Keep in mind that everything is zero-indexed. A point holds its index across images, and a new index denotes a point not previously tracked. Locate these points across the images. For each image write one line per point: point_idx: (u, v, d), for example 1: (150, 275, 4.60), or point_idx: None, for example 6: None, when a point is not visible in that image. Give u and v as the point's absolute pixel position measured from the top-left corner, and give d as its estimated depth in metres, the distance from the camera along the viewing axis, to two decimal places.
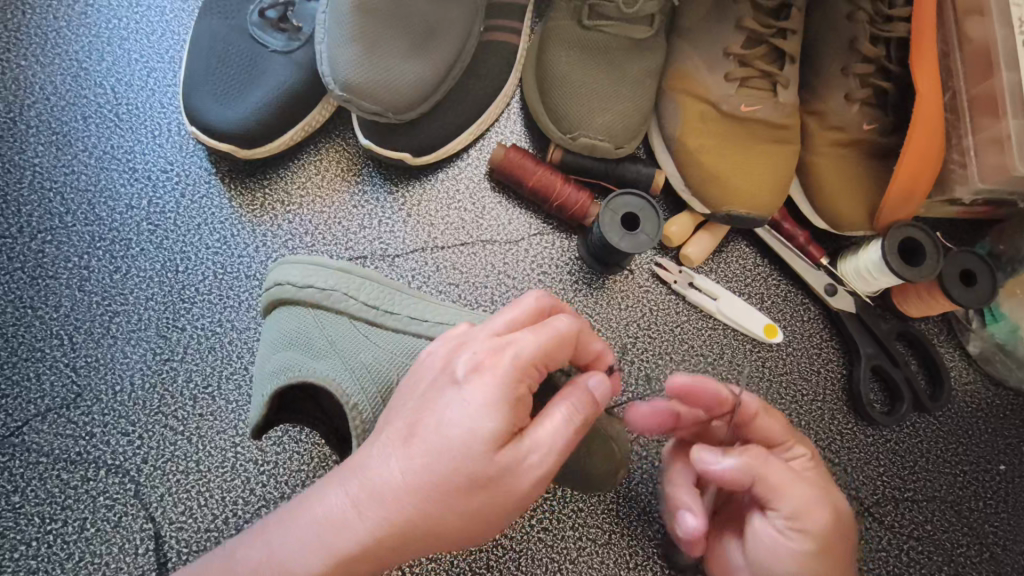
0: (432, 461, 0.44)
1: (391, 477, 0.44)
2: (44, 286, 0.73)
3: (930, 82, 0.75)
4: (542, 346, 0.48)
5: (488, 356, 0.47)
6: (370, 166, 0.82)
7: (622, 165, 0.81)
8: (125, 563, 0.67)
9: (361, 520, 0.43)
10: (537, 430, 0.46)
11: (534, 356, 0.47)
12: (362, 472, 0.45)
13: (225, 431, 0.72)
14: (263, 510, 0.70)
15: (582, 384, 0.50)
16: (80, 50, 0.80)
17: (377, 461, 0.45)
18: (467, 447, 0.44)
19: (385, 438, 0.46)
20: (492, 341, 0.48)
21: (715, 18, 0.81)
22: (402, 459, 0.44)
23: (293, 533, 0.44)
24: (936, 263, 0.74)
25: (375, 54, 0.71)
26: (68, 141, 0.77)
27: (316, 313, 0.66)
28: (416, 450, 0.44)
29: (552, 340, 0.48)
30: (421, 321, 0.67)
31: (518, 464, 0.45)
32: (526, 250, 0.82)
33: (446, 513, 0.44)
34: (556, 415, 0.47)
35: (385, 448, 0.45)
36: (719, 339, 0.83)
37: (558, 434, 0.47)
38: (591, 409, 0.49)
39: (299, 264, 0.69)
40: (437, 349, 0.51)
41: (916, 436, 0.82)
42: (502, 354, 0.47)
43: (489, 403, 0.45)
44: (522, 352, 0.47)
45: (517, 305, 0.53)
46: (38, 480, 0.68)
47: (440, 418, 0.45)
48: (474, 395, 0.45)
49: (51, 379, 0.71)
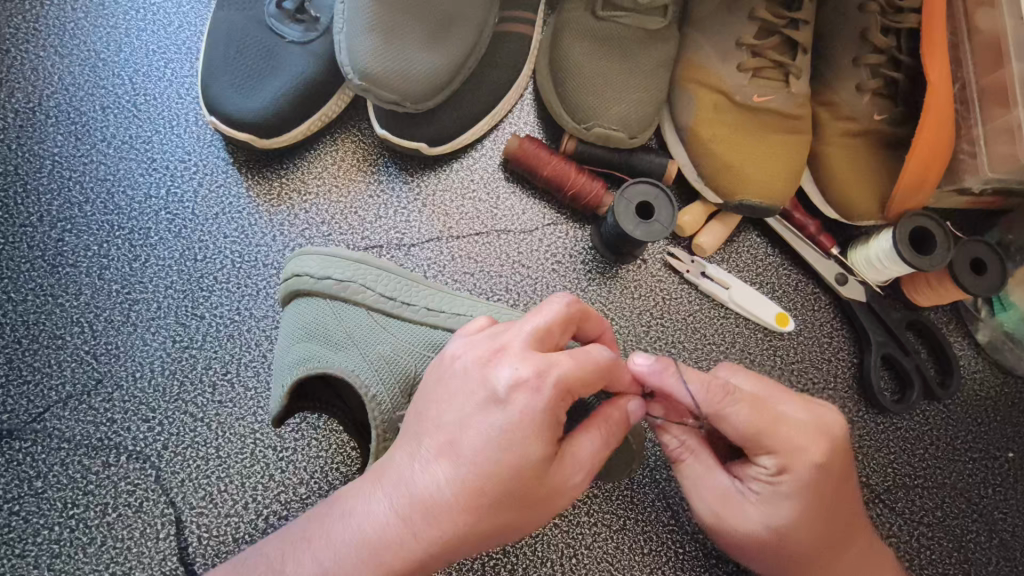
0: (482, 479, 0.46)
1: (442, 494, 0.46)
2: (64, 274, 0.74)
3: (942, 71, 0.76)
4: (582, 365, 0.50)
5: (532, 372, 0.48)
6: (385, 156, 0.82)
7: (634, 155, 0.82)
8: (146, 548, 0.68)
9: (411, 534, 0.45)
10: (576, 450, 0.50)
11: (576, 375, 0.49)
12: (407, 486, 0.47)
13: (244, 417, 0.72)
14: (281, 496, 0.70)
15: (621, 408, 0.54)
16: (98, 41, 0.80)
17: (422, 474, 0.47)
18: (517, 468, 0.46)
19: (429, 451, 0.48)
20: (534, 355, 0.49)
21: (727, 9, 0.82)
22: (449, 474, 0.46)
23: (340, 544, 0.46)
24: (947, 251, 0.75)
25: (393, 43, 0.72)
26: (86, 131, 0.78)
27: (334, 305, 0.66)
28: (465, 468, 0.46)
29: (590, 363, 0.50)
30: (438, 312, 0.68)
31: (563, 481, 0.49)
32: (540, 239, 0.82)
33: (493, 524, 0.47)
34: (595, 434, 0.51)
35: (431, 463, 0.47)
36: (730, 328, 0.83)
37: (597, 454, 0.51)
38: (622, 431, 0.53)
39: (317, 255, 0.69)
40: (467, 355, 0.51)
41: (926, 423, 0.83)
42: (548, 372, 0.48)
43: (535, 425, 0.47)
44: (563, 374, 0.49)
45: (547, 311, 0.53)
46: (60, 466, 0.69)
47: (487, 437, 0.47)
48: (521, 415, 0.47)
49: (72, 366, 0.72)
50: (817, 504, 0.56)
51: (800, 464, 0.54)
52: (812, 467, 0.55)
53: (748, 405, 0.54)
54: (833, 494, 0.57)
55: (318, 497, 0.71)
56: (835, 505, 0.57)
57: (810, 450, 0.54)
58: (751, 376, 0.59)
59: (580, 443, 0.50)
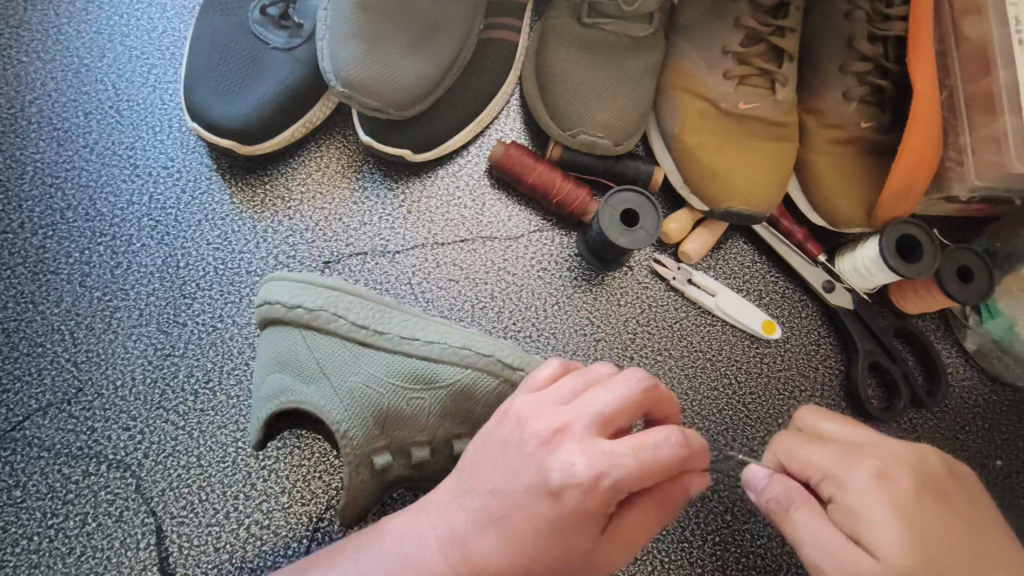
0: (530, 554, 0.47)
1: (488, 561, 0.48)
2: (46, 281, 0.74)
3: (927, 80, 0.75)
4: (641, 470, 0.45)
5: (587, 472, 0.45)
6: (370, 162, 0.82)
7: (621, 161, 0.82)
8: (126, 558, 0.67)
9: None
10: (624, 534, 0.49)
11: (631, 487, 0.46)
12: (461, 544, 0.49)
13: (226, 425, 0.72)
14: (263, 504, 0.70)
15: (683, 489, 0.50)
16: (81, 47, 0.80)
17: (474, 538, 0.48)
18: (559, 553, 0.47)
19: (481, 517, 0.49)
20: (594, 449, 0.46)
21: (714, 16, 0.82)
22: (498, 543, 0.48)
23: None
24: (934, 259, 0.75)
25: (376, 50, 0.72)
26: (69, 137, 0.78)
27: (306, 335, 0.65)
28: (512, 543, 0.47)
29: (654, 466, 0.45)
30: (412, 340, 0.65)
31: (610, 559, 0.49)
32: (526, 246, 0.82)
33: None
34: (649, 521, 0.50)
35: (482, 529, 0.48)
36: (717, 335, 0.83)
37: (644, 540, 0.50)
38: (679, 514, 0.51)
39: (285, 281, 0.67)
40: (531, 422, 0.49)
41: (913, 431, 0.83)
42: (603, 477, 0.45)
43: (584, 522, 0.46)
44: (623, 480, 0.45)
45: (618, 397, 0.48)
46: (39, 475, 0.69)
47: (536, 522, 0.47)
48: (572, 516, 0.46)
49: (53, 374, 0.72)
50: (926, 524, 0.46)
51: (878, 471, 0.48)
52: (898, 480, 0.48)
53: (819, 440, 0.52)
54: (945, 513, 0.47)
55: (300, 506, 0.71)
56: (956, 535, 0.46)
57: (891, 462, 0.49)
58: (839, 420, 0.54)
59: (630, 525, 0.49)
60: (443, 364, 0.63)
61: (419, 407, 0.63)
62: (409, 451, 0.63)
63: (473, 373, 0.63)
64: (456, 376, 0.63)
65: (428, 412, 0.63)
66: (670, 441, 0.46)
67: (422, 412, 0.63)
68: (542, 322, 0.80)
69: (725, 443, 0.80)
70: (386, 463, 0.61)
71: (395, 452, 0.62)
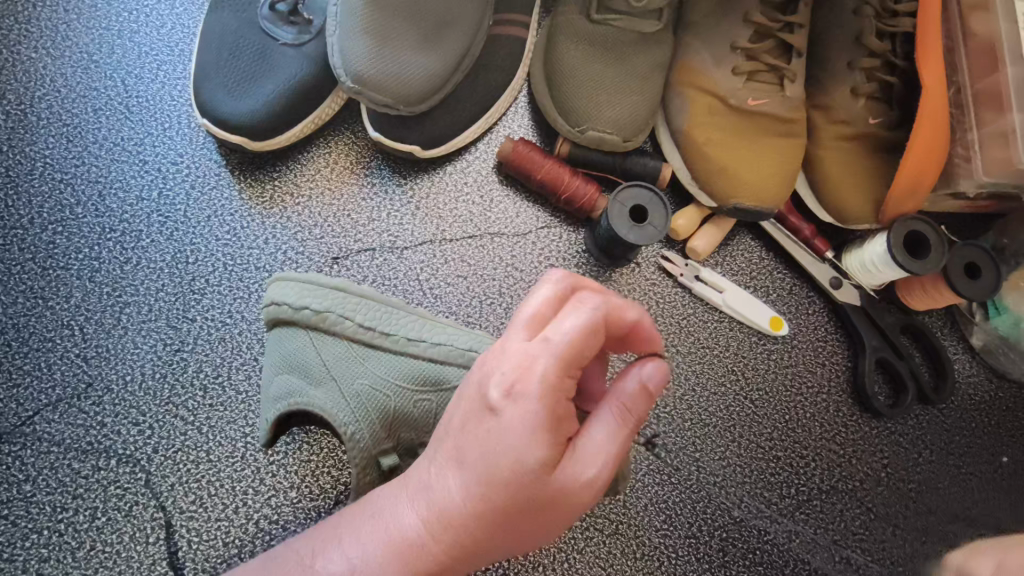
0: (489, 483, 0.44)
1: (453, 499, 0.45)
2: (55, 277, 0.74)
3: (935, 77, 0.76)
4: (564, 358, 0.45)
5: (515, 376, 0.45)
6: (378, 158, 0.82)
7: (629, 158, 0.82)
8: (137, 552, 0.68)
9: (435, 539, 0.45)
10: (588, 436, 0.46)
11: (559, 377, 0.45)
12: (428, 490, 0.47)
13: (235, 421, 0.72)
14: (272, 500, 0.70)
15: (636, 379, 0.47)
16: (90, 43, 0.80)
17: (437, 478, 0.47)
18: (515, 475, 0.44)
19: (443, 458, 0.47)
20: (517, 353, 0.46)
21: (723, 12, 0.82)
22: (459, 479, 0.45)
23: (370, 545, 0.47)
24: (941, 255, 0.75)
25: (385, 45, 0.72)
26: (78, 133, 0.78)
27: (313, 337, 0.65)
28: (470, 477, 0.45)
29: (573, 349, 0.45)
30: (419, 341, 0.65)
31: (577, 474, 0.45)
32: (534, 242, 0.82)
33: (510, 528, 0.45)
34: (608, 420, 0.47)
35: (443, 470, 0.46)
36: (724, 332, 0.83)
37: (612, 444, 0.46)
38: (645, 405, 0.47)
39: (295, 283, 0.67)
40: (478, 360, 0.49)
41: (920, 428, 0.83)
42: (529, 372, 0.45)
43: (525, 431, 0.44)
44: (547, 368, 0.44)
45: (533, 297, 0.49)
46: (50, 470, 0.69)
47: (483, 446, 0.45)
48: (514, 422, 0.44)
49: (63, 369, 0.72)
50: None
51: None
52: None
53: None
54: None
55: (309, 501, 0.71)
56: None
57: None
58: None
59: (594, 436, 0.46)
60: (450, 367, 0.64)
61: (425, 409, 0.62)
62: (416, 451, 0.63)
63: None
64: (462, 379, 0.64)
65: (438, 408, 0.63)
66: (589, 314, 0.46)
67: (429, 414, 0.63)
68: None
69: (733, 439, 0.80)
70: (392, 465, 0.60)
71: (402, 454, 0.62)
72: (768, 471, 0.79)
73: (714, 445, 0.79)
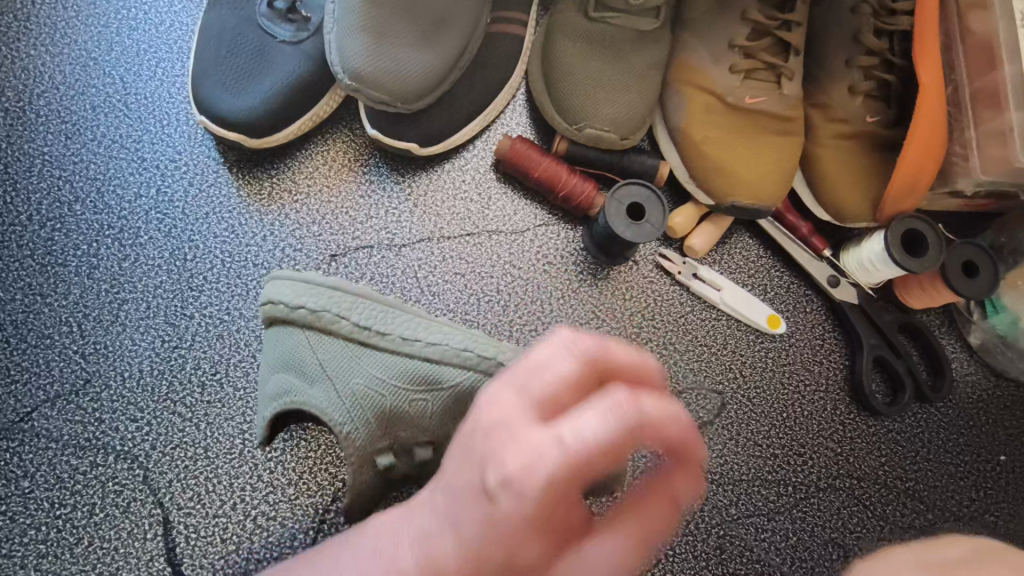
0: (481, 562, 0.42)
1: (447, 561, 0.43)
2: (53, 273, 0.74)
3: (933, 76, 0.76)
4: (575, 466, 0.37)
5: (516, 468, 0.38)
6: (376, 156, 0.82)
7: (626, 156, 0.82)
8: (134, 548, 0.68)
9: None
10: (595, 543, 0.42)
11: (566, 485, 0.38)
12: (426, 538, 0.45)
13: (232, 418, 0.72)
14: (270, 496, 0.70)
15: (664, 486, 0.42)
16: (88, 40, 0.80)
17: (437, 533, 0.44)
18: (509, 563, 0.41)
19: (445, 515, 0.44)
20: (523, 441, 0.39)
21: (720, 10, 0.82)
22: (456, 544, 0.43)
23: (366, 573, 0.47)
24: (938, 254, 0.75)
25: (382, 43, 0.72)
26: (77, 130, 0.78)
27: (309, 336, 0.65)
28: (465, 550, 0.42)
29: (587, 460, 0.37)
30: (415, 340, 0.65)
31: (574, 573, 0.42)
32: (532, 240, 0.82)
33: None
34: (622, 533, 0.42)
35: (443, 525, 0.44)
36: (722, 330, 0.83)
37: (618, 556, 0.42)
38: (664, 519, 0.43)
39: (289, 282, 0.67)
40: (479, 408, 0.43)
41: (917, 426, 0.83)
42: (533, 472, 0.38)
43: (523, 528, 0.40)
44: (554, 473, 0.38)
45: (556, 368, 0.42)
46: (47, 466, 0.69)
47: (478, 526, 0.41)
48: (512, 518, 0.39)
49: (61, 366, 0.72)
50: None
51: None
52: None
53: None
54: None
55: (306, 497, 0.71)
56: None
57: None
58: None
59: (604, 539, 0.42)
60: (446, 365, 0.64)
61: (420, 408, 0.63)
62: (412, 450, 0.63)
63: (474, 376, 0.64)
64: (458, 379, 0.63)
65: (435, 404, 0.63)
66: (607, 424, 0.37)
67: (425, 413, 0.63)
68: (547, 316, 0.80)
69: (730, 437, 0.80)
70: (388, 464, 0.60)
71: (398, 452, 0.62)
72: (765, 469, 0.79)
73: (711, 443, 0.79)
